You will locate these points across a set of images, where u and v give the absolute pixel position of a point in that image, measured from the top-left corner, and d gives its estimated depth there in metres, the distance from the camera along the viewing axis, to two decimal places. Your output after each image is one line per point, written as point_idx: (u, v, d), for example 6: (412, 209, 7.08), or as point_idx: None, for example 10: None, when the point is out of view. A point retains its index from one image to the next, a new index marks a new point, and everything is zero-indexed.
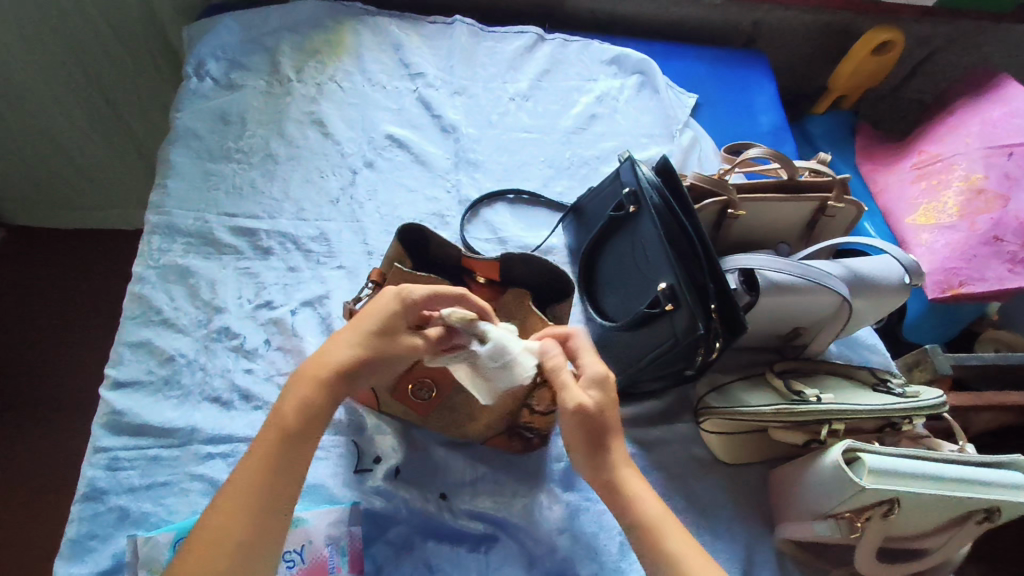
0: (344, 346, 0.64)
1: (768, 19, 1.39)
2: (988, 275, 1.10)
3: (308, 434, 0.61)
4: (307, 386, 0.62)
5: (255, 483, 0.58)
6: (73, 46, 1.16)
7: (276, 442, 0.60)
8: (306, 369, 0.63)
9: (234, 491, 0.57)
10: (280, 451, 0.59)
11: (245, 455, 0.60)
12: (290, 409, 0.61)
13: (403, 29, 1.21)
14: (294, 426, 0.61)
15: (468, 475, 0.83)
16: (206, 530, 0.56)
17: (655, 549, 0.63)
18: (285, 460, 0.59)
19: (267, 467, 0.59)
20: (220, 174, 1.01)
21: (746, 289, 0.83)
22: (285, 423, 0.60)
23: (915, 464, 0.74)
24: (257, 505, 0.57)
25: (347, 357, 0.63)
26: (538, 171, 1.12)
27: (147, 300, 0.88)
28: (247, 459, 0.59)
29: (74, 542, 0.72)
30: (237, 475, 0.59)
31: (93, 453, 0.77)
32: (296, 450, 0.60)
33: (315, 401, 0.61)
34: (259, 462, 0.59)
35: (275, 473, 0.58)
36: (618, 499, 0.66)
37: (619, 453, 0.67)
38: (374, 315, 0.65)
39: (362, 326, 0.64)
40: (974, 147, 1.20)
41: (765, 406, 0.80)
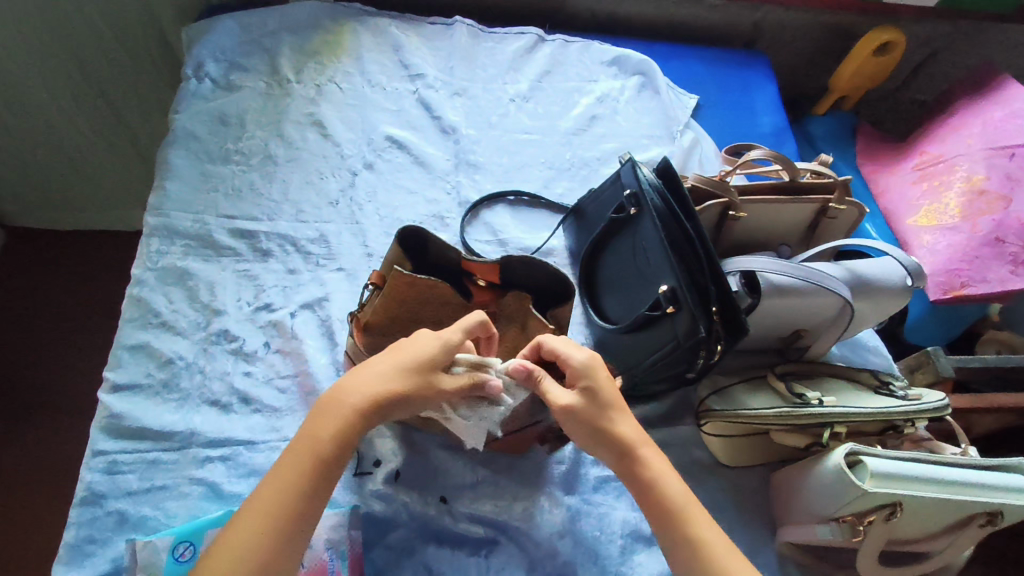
0: (377, 381, 0.63)
1: (769, 19, 1.39)
2: (989, 277, 1.09)
3: (337, 461, 0.61)
4: (339, 414, 0.62)
5: (284, 505, 0.58)
6: (71, 47, 1.16)
7: (305, 469, 0.60)
8: (335, 399, 0.63)
9: (260, 513, 0.58)
10: (311, 475, 0.60)
11: (270, 474, 0.60)
12: (323, 438, 0.61)
13: (402, 29, 1.21)
14: (325, 455, 0.60)
15: (468, 478, 0.83)
16: (224, 549, 0.56)
17: (679, 532, 0.64)
18: (311, 489, 0.59)
19: (297, 492, 0.59)
20: (219, 176, 1.00)
21: (747, 292, 0.81)
22: (314, 450, 0.60)
23: (917, 467, 0.73)
24: (286, 528, 0.58)
25: (379, 393, 0.63)
26: (539, 173, 1.12)
27: (146, 303, 0.88)
28: (273, 484, 0.59)
29: (71, 546, 0.72)
30: (260, 498, 0.59)
31: (91, 457, 0.77)
32: (325, 476, 0.60)
33: (348, 431, 0.61)
34: (287, 486, 0.59)
35: (303, 499, 0.59)
36: (641, 482, 0.66)
37: (639, 438, 0.68)
38: (412, 356, 0.65)
39: (399, 363, 0.64)
40: (976, 148, 1.19)
41: (767, 409, 0.80)
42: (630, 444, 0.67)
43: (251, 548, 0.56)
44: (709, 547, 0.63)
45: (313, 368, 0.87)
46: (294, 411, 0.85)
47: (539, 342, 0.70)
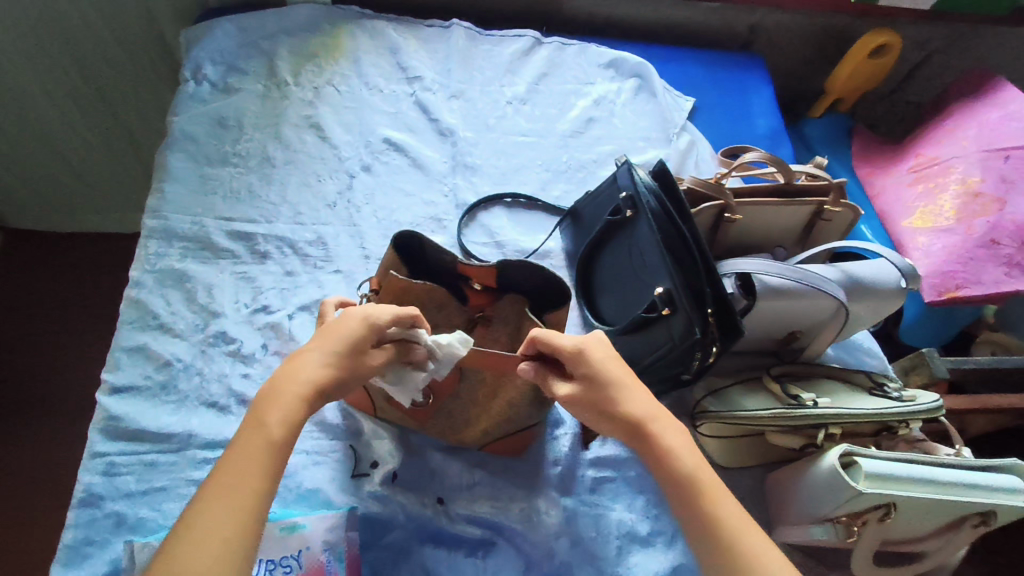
0: (315, 364, 0.60)
1: (765, 22, 1.39)
2: (984, 278, 1.10)
3: (283, 449, 0.57)
4: (284, 398, 0.58)
5: (235, 499, 0.53)
6: (69, 50, 1.16)
7: (256, 450, 0.55)
8: (277, 384, 0.59)
9: (210, 510, 0.52)
10: (263, 462, 0.55)
11: (217, 466, 0.55)
12: (270, 423, 0.57)
13: (400, 32, 1.21)
14: (277, 435, 0.57)
15: (466, 479, 0.83)
16: (182, 539, 0.50)
17: (701, 510, 0.60)
18: (266, 471, 0.55)
19: (253, 470, 0.54)
20: (217, 179, 1.01)
21: (744, 294, 0.83)
22: (262, 436, 0.56)
23: (911, 468, 0.74)
24: (240, 523, 0.52)
25: (318, 376, 0.60)
26: (536, 175, 1.12)
27: (144, 305, 0.88)
28: (225, 466, 0.54)
29: (69, 547, 0.72)
30: (214, 482, 0.54)
31: (89, 458, 0.77)
32: (275, 464, 0.56)
33: (293, 413, 0.58)
34: (240, 478, 0.54)
35: (257, 483, 0.54)
36: (658, 458, 0.62)
37: (651, 414, 0.63)
38: (339, 336, 0.62)
39: (331, 347, 0.61)
40: (971, 150, 1.20)
41: (763, 410, 0.80)
42: (640, 420, 0.63)
43: (206, 553, 0.49)
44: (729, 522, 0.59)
45: None
46: None
47: (533, 335, 0.67)
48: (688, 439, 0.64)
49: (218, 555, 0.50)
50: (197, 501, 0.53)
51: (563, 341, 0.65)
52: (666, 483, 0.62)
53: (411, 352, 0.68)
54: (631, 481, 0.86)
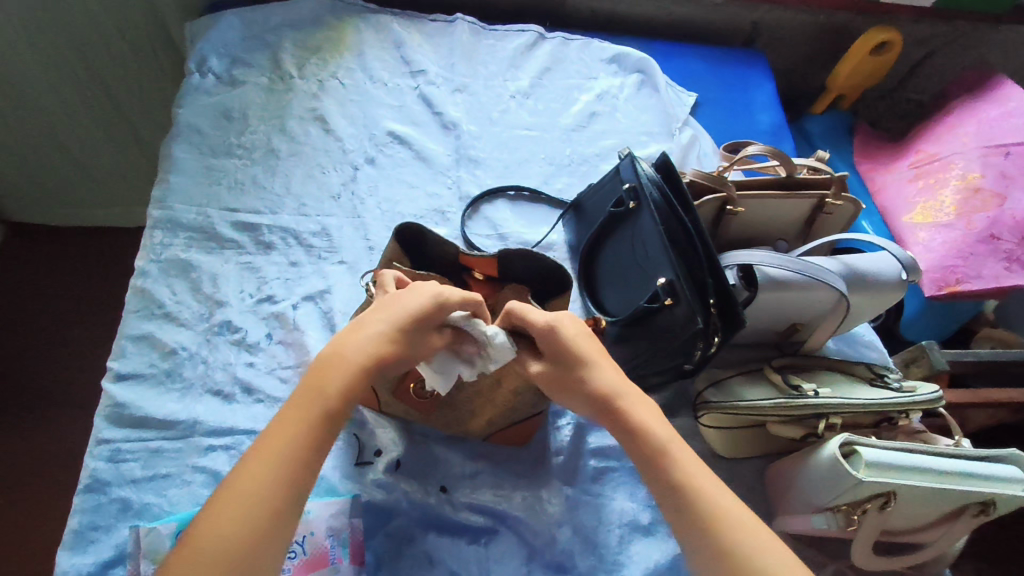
0: (383, 341, 0.61)
1: (766, 19, 1.40)
2: (984, 273, 1.10)
3: (337, 419, 0.59)
4: (342, 367, 0.60)
5: (286, 463, 0.55)
6: (74, 43, 1.17)
7: (314, 417, 0.57)
8: (343, 354, 0.60)
9: (264, 472, 0.54)
10: (315, 430, 0.57)
11: (272, 426, 0.57)
12: (329, 392, 0.58)
13: (404, 26, 1.22)
14: (333, 405, 0.58)
15: (468, 468, 0.84)
16: (230, 497, 0.53)
17: (671, 480, 0.60)
18: (319, 439, 0.57)
19: (307, 439, 0.57)
20: (222, 170, 1.01)
21: (745, 285, 0.83)
22: (316, 405, 0.58)
23: (910, 457, 0.74)
24: (292, 484, 0.55)
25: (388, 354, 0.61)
26: (539, 169, 1.13)
27: (149, 294, 0.89)
28: (281, 431, 0.57)
29: (75, 533, 0.73)
30: (270, 444, 0.56)
31: (95, 445, 0.78)
32: (329, 428, 0.58)
33: (352, 384, 0.59)
34: (295, 443, 0.56)
35: (308, 451, 0.56)
36: (626, 430, 0.63)
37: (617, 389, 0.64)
38: (406, 309, 0.63)
39: (398, 319, 0.62)
40: (971, 146, 1.21)
41: (764, 400, 0.81)
42: (607, 393, 0.64)
43: (256, 514, 0.52)
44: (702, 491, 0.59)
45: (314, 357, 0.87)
46: None
47: (508, 308, 0.67)
48: (659, 415, 0.65)
49: (269, 517, 0.53)
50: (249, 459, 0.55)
51: (536, 317, 0.65)
52: (635, 455, 0.63)
53: (464, 343, 0.68)
54: (632, 471, 0.87)
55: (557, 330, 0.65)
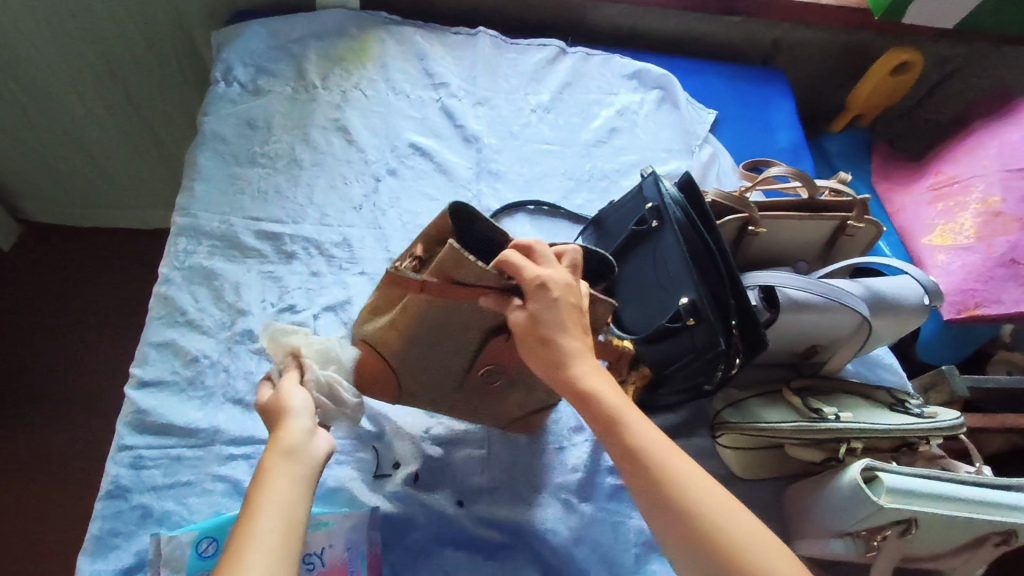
0: (286, 429, 0.59)
1: (786, 37, 1.40)
2: (1004, 297, 1.10)
3: (292, 505, 0.54)
4: (292, 423, 0.60)
5: (282, 517, 0.53)
6: (100, 47, 1.19)
7: (293, 467, 0.57)
8: (264, 458, 0.57)
9: (244, 569, 0.48)
10: (301, 479, 0.56)
11: (257, 487, 0.55)
12: (294, 441, 0.59)
13: (426, 39, 1.23)
14: (308, 455, 0.59)
15: (485, 482, 0.83)
16: (236, 549, 0.50)
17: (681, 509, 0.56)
18: (305, 491, 0.56)
19: (294, 487, 0.55)
20: (246, 178, 1.02)
21: (767, 306, 0.84)
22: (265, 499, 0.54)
23: (931, 484, 0.74)
24: (288, 532, 0.53)
25: (305, 441, 0.59)
26: (559, 183, 1.13)
27: (172, 301, 0.90)
28: (266, 482, 0.55)
29: (96, 538, 0.73)
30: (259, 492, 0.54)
31: (116, 451, 0.78)
32: (302, 505, 0.55)
33: (308, 436, 0.60)
34: (267, 529, 0.52)
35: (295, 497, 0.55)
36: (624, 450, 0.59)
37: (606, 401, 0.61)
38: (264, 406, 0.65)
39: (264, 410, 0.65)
40: (992, 169, 1.19)
41: (784, 423, 0.81)
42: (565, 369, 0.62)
43: None
44: (690, 492, 0.56)
45: None
46: None
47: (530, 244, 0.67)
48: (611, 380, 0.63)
49: None
50: (223, 564, 0.50)
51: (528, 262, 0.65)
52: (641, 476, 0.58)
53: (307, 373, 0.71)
54: None
55: (557, 265, 0.67)
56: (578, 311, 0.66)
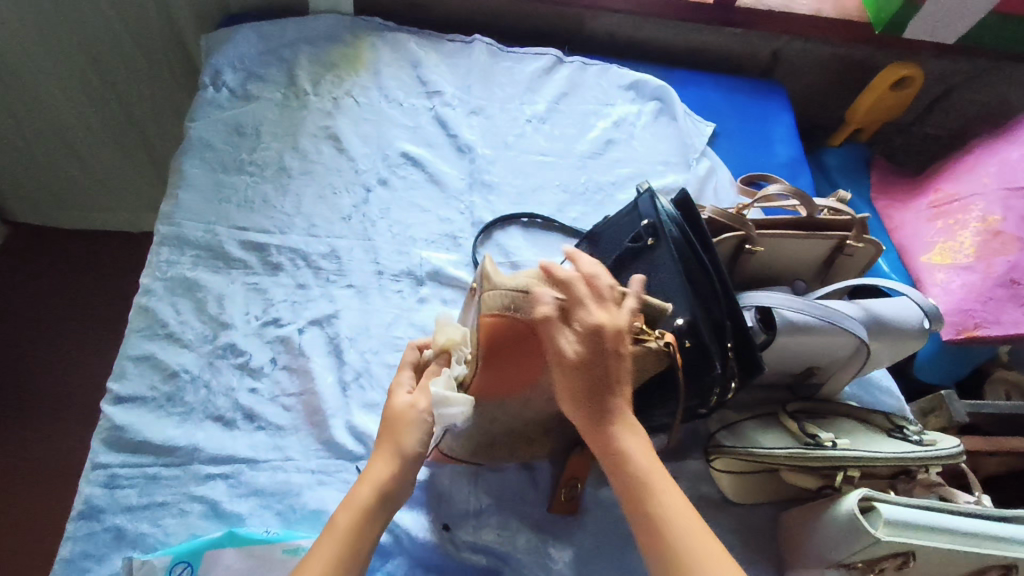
0: (386, 462, 0.64)
1: (786, 49, 1.39)
2: (1003, 319, 1.09)
3: (361, 540, 0.61)
4: (387, 449, 0.65)
5: (348, 546, 0.60)
6: (86, 47, 1.16)
7: (375, 508, 0.62)
8: (356, 488, 0.63)
9: None
10: (378, 520, 0.63)
11: (344, 511, 0.62)
12: (390, 478, 0.64)
13: (421, 46, 1.21)
14: (387, 490, 0.63)
15: (472, 505, 0.81)
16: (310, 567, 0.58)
17: (647, 525, 0.62)
18: (376, 527, 0.62)
19: (369, 525, 0.62)
20: (232, 186, 1.00)
21: (762, 328, 0.82)
22: (341, 533, 0.60)
23: (927, 515, 0.72)
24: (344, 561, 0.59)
25: (400, 480, 0.64)
26: (553, 196, 1.11)
27: (153, 313, 0.87)
28: (349, 509, 0.62)
29: (67, 561, 0.71)
30: (340, 520, 0.61)
31: (91, 469, 0.76)
32: (367, 534, 0.61)
33: (406, 476, 0.65)
34: (330, 555, 0.59)
35: (369, 533, 0.61)
36: (612, 458, 0.64)
37: (611, 412, 0.64)
38: (398, 434, 0.65)
39: (397, 439, 0.65)
40: (992, 188, 1.18)
41: (778, 449, 0.78)
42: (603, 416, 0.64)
43: None
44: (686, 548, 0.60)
45: (317, 387, 0.86)
46: (297, 430, 0.84)
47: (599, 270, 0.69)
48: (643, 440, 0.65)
49: None
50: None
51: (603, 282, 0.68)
52: (617, 484, 0.64)
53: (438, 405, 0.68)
54: None
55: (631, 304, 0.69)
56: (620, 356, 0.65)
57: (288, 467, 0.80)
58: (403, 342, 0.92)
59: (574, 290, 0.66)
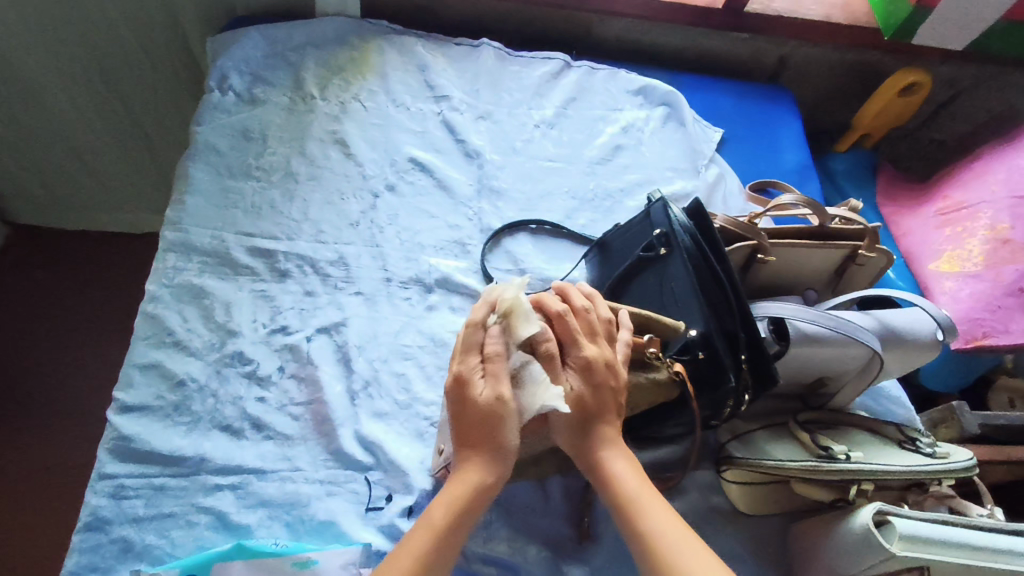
0: (489, 470, 0.63)
1: (794, 55, 1.38)
2: (1012, 327, 1.09)
3: (455, 543, 0.60)
4: (482, 444, 0.63)
5: (433, 550, 0.58)
6: (90, 49, 1.15)
7: (465, 508, 0.61)
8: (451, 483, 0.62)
9: None
10: (468, 521, 0.61)
11: (436, 508, 0.61)
12: (484, 478, 0.62)
13: (428, 50, 1.20)
14: (480, 490, 0.62)
15: (482, 516, 0.80)
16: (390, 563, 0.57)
17: (639, 539, 0.61)
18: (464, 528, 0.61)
19: (457, 525, 0.60)
20: (239, 192, 0.99)
21: (776, 338, 0.82)
22: (438, 532, 0.59)
23: (943, 530, 0.72)
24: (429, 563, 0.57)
25: (497, 489, 0.63)
26: (562, 202, 1.10)
27: (160, 321, 0.86)
28: (444, 506, 0.60)
29: (73, 573, 0.70)
30: (431, 516, 0.60)
31: (97, 480, 0.75)
32: (454, 537, 0.60)
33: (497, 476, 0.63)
34: (411, 554, 0.57)
35: (456, 536, 0.60)
36: (600, 478, 0.65)
37: (602, 436, 0.66)
38: (490, 429, 0.63)
39: (491, 435, 0.63)
40: (1000, 196, 1.17)
41: (791, 461, 0.78)
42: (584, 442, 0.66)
43: None
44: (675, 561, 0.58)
45: (326, 396, 0.85)
46: (306, 439, 0.83)
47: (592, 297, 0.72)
48: (632, 462, 0.66)
49: None
50: None
51: (601, 311, 0.71)
52: (609, 505, 0.64)
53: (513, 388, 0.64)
54: None
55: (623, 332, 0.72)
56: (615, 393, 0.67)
57: (297, 477, 0.79)
58: (411, 350, 0.91)
59: (568, 326, 0.66)
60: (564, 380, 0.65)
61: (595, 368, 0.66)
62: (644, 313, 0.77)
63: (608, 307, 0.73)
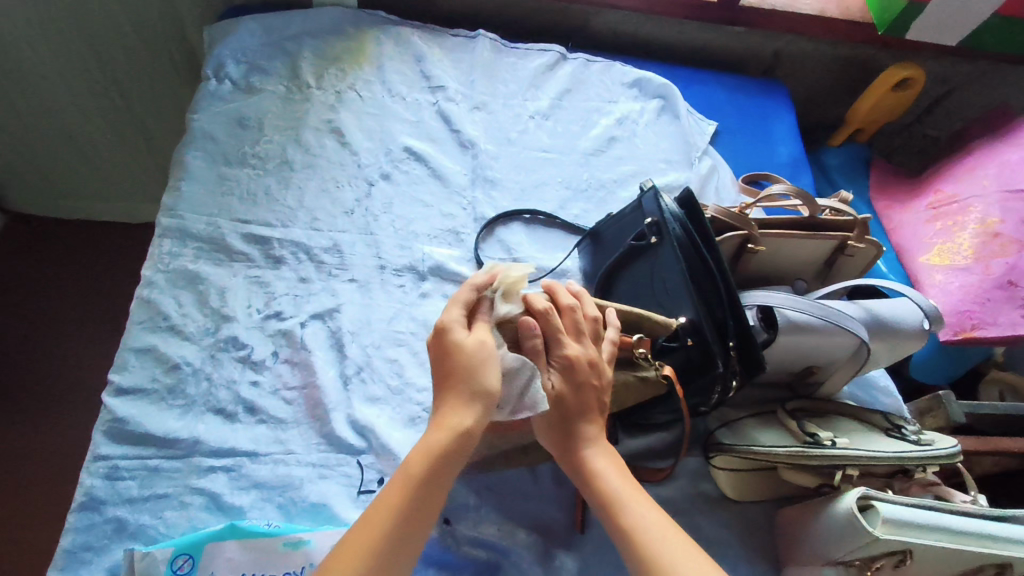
0: (468, 411, 0.60)
1: (789, 49, 1.39)
2: (1001, 320, 1.09)
3: (430, 492, 0.57)
4: (459, 380, 0.61)
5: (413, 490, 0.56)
6: (88, 37, 1.15)
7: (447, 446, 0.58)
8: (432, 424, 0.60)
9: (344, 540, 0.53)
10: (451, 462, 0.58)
11: (416, 452, 0.58)
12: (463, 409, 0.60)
13: (424, 40, 1.21)
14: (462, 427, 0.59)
15: (472, 500, 0.81)
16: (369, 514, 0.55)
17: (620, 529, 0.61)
18: (447, 466, 0.58)
19: (437, 467, 0.58)
20: (234, 179, 0.99)
21: (764, 327, 0.82)
22: (415, 477, 0.57)
23: (926, 514, 0.73)
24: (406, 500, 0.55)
25: (478, 432, 0.60)
26: (556, 193, 1.11)
27: (155, 305, 0.87)
28: (422, 446, 0.59)
29: (67, 552, 0.71)
30: (412, 458, 0.58)
31: (92, 461, 0.76)
32: (436, 474, 0.57)
33: (478, 409, 0.60)
34: (390, 498, 0.56)
35: (437, 475, 0.57)
36: (582, 475, 0.66)
37: (583, 435, 0.67)
38: (466, 367, 0.61)
39: (467, 375, 0.61)
40: (991, 190, 1.18)
41: (778, 447, 0.79)
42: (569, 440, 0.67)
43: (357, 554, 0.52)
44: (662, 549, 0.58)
45: (320, 381, 0.86)
46: (299, 424, 0.84)
47: (581, 294, 0.73)
48: (615, 461, 0.68)
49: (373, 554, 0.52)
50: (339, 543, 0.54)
51: (589, 309, 0.71)
52: (591, 498, 0.65)
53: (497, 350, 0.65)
54: None
55: (609, 332, 0.73)
56: (599, 395, 0.69)
57: (289, 460, 0.80)
58: (404, 336, 0.92)
59: (553, 325, 0.67)
60: (548, 378, 0.66)
61: (580, 369, 0.67)
62: (636, 312, 0.77)
63: (595, 304, 0.73)
